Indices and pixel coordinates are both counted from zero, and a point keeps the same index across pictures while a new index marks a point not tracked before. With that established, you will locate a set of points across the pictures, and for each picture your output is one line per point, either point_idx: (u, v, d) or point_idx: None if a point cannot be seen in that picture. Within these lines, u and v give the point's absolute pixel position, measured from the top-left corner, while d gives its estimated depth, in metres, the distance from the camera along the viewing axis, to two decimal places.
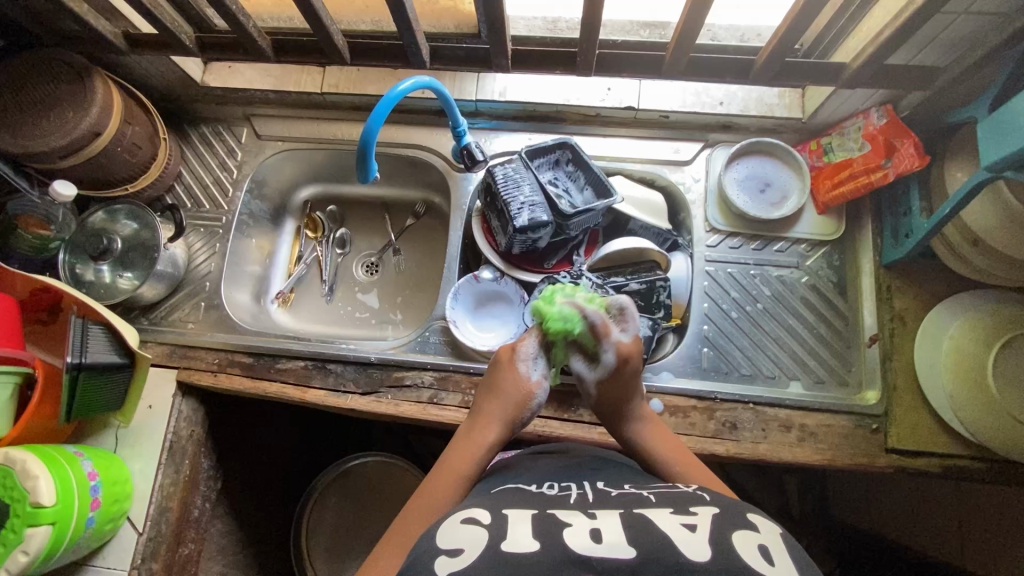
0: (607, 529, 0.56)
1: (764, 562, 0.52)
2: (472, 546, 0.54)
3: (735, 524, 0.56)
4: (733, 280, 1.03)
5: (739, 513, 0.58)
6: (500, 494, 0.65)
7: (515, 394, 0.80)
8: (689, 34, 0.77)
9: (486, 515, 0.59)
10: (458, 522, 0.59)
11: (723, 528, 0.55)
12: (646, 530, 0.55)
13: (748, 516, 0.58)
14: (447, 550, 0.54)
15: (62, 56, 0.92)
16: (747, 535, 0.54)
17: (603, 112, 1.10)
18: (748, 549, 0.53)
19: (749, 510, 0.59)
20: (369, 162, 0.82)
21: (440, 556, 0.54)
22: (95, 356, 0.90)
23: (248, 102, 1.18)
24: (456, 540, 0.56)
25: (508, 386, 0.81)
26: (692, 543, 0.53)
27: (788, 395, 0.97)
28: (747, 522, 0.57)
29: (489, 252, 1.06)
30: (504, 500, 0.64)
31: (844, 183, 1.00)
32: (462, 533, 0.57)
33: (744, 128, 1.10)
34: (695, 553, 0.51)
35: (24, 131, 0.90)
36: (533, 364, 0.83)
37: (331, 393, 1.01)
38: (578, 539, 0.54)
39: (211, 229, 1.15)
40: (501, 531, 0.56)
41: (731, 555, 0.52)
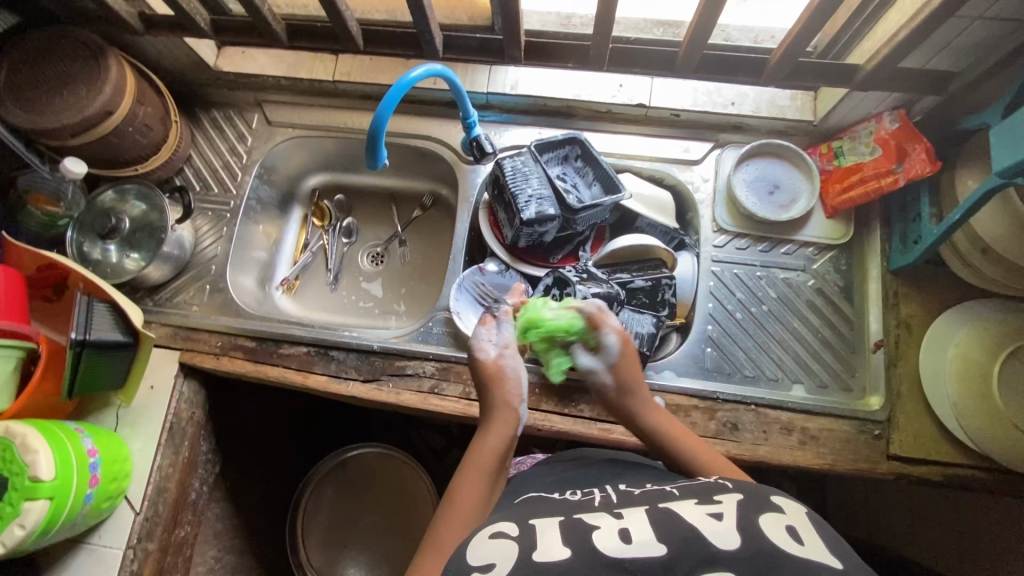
0: (635, 529, 0.55)
1: (794, 543, 0.52)
2: (503, 559, 0.54)
3: (762, 508, 0.56)
4: (739, 280, 1.03)
5: (765, 496, 0.58)
6: (524, 506, 0.64)
7: (499, 387, 0.80)
8: (703, 32, 0.77)
9: (514, 525, 0.58)
10: (486, 536, 0.57)
11: (749, 515, 0.55)
12: (674, 522, 0.55)
13: (774, 499, 0.58)
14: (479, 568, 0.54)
15: (76, 34, 0.93)
16: (775, 518, 0.55)
17: (614, 109, 1.10)
18: (779, 534, 0.53)
19: (772, 492, 0.60)
20: (380, 148, 0.82)
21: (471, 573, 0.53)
22: (99, 334, 0.90)
23: (259, 87, 1.18)
24: (488, 555, 0.55)
25: (492, 382, 0.81)
26: (721, 532, 0.53)
27: (791, 398, 0.96)
28: (772, 505, 0.57)
29: (495, 245, 1.06)
30: (528, 510, 0.62)
31: (853, 187, 0.99)
32: (490, 548, 0.56)
33: (755, 130, 1.09)
34: (724, 543, 0.52)
35: (38, 107, 0.90)
36: (501, 336, 0.84)
37: (332, 379, 1.01)
38: (608, 542, 0.54)
39: (219, 213, 1.15)
40: (530, 540, 0.55)
41: (761, 541, 0.52)
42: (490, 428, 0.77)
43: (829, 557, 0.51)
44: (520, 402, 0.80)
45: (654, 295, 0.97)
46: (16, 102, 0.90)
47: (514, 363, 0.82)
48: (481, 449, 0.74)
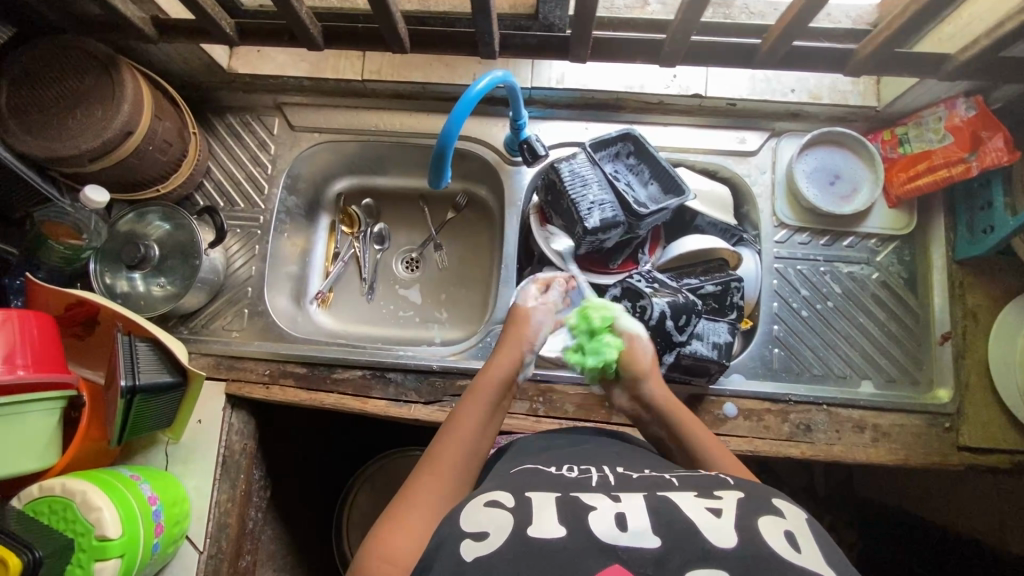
0: (630, 513, 0.54)
1: (791, 549, 0.50)
2: (496, 530, 0.52)
3: (760, 511, 0.54)
4: (803, 277, 1.00)
5: (765, 499, 0.57)
6: (519, 477, 0.63)
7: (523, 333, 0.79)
8: (799, 25, 0.71)
9: (510, 497, 0.57)
10: (481, 504, 0.56)
11: (749, 515, 0.53)
12: (673, 515, 0.53)
13: (774, 503, 0.57)
14: (472, 534, 0.52)
15: (82, 45, 0.82)
16: (774, 522, 0.53)
17: (666, 100, 1.04)
18: (777, 539, 0.51)
19: (774, 495, 0.58)
20: (445, 165, 0.78)
21: (465, 539, 0.52)
22: (147, 376, 0.84)
23: (278, 89, 1.08)
24: (481, 523, 0.54)
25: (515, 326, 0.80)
26: (719, 529, 0.51)
27: (860, 395, 0.95)
28: (771, 508, 0.55)
29: (551, 253, 1.01)
30: (524, 482, 0.61)
31: (921, 176, 0.96)
32: (485, 515, 0.54)
33: (813, 117, 1.04)
34: (723, 540, 0.50)
35: (50, 132, 0.81)
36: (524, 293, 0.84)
37: (392, 403, 0.97)
38: (603, 525, 0.52)
39: (248, 230, 1.07)
40: (526, 515, 0.54)
41: (758, 542, 0.50)
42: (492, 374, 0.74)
43: (823, 565, 0.50)
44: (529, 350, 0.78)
45: (723, 299, 0.94)
46: (25, 128, 0.80)
47: (543, 316, 0.81)
48: (477, 399, 0.71)
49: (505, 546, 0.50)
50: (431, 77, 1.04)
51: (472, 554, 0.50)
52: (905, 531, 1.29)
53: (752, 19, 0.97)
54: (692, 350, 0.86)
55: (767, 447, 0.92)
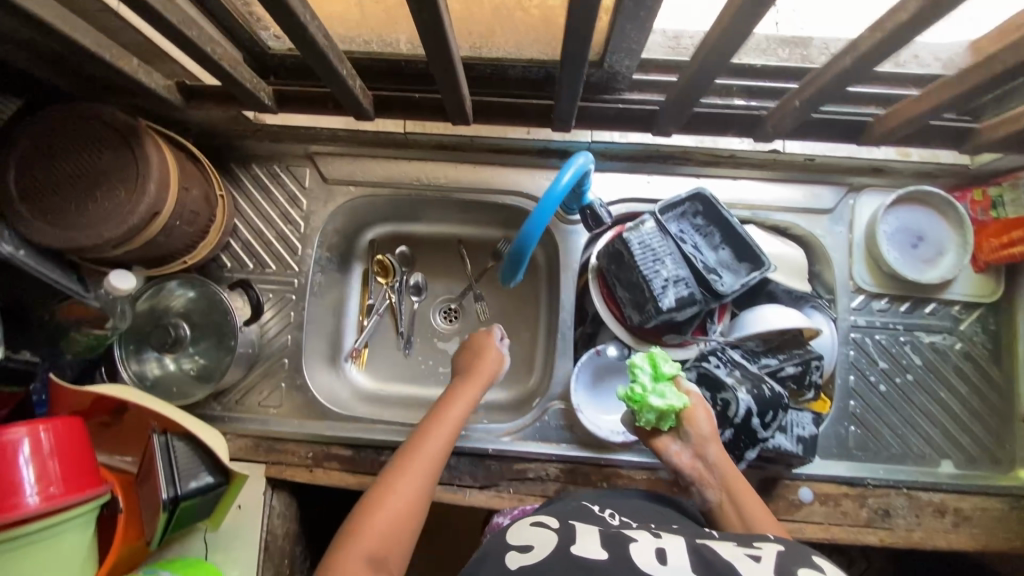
0: (671, 551, 0.54)
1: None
2: (542, 544, 0.56)
3: (801, 562, 0.52)
4: (881, 348, 0.94)
5: (807, 553, 0.54)
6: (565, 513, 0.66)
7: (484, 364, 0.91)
8: None
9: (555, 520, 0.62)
10: (527, 524, 0.62)
11: (789, 565, 0.51)
12: (714, 557, 0.53)
13: (816, 558, 0.53)
14: (517, 546, 0.56)
15: (99, 115, 0.72)
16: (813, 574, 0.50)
17: (738, 153, 0.95)
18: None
19: (812, 552, 0.55)
20: (521, 263, 0.72)
21: (510, 551, 0.56)
22: (187, 480, 0.77)
23: (309, 138, 0.98)
24: (526, 538, 0.58)
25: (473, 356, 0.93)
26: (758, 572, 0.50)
27: (941, 477, 0.91)
28: (812, 561, 0.52)
29: (613, 323, 0.94)
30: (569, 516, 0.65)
31: (1016, 245, 0.88)
32: (531, 532, 0.59)
33: (896, 172, 0.96)
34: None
35: (67, 218, 0.71)
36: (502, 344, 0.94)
37: (445, 488, 0.91)
38: (644, 555, 0.53)
39: (282, 294, 0.99)
40: (570, 536, 0.57)
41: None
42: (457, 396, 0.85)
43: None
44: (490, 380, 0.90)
45: (802, 379, 0.87)
46: (38, 214, 0.70)
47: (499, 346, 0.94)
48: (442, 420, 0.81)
49: (550, 556, 0.54)
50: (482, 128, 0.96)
51: (516, 562, 0.54)
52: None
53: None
54: (776, 445, 0.80)
55: (846, 535, 0.87)
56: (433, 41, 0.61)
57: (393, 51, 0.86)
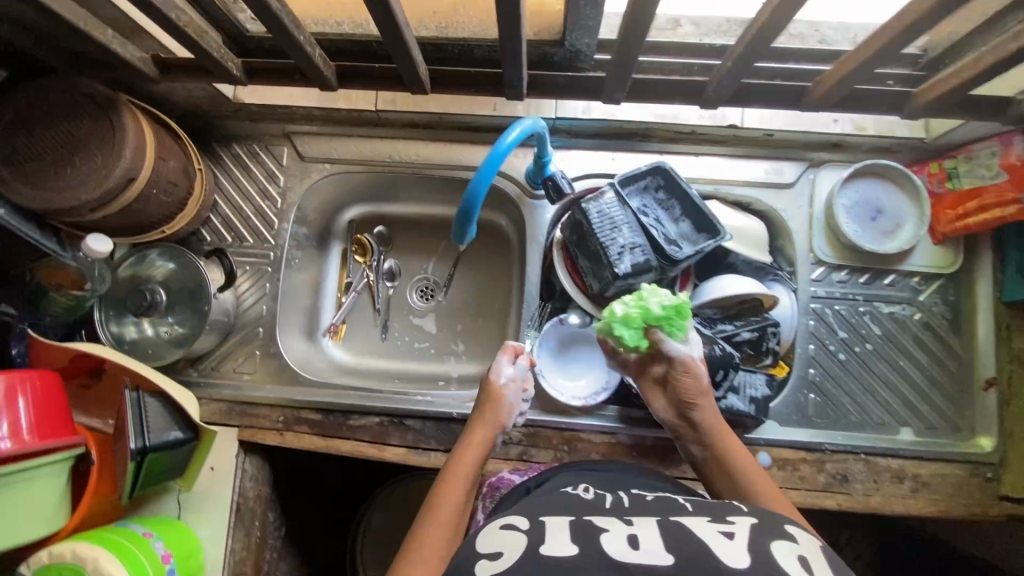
0: (642, 535, 0.56)
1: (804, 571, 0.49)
2: (510, 547, 0.57)
3: (775, 535, 0.54)
4: (842, 318, 0.96)
5: (779, 524, 0.57)
6: (537, 500, 0.68)
7: (491, 409, 0.82)
8: (857, 73, 0.66)
9: (524, 519, 0.61)
10: (497, 526, 0.62)
11: (762, 537, 0.54)
12: (682, 537, 0.54)
13: (789, 528, 0.56)
14: (487, 554, 0.57)
15: (77, 86, 0.77)
16: (787, 546, 0.52)
17: (698, 129, 0.97)
18: (789, 562, 0.50)
19: (788, 521, 0.58)
20: (470, 223, 0.74)
21: (480, 559, 0.56)
22: (157, 435, 0.81)
23: (287, 117, 1.03)
24: (495, 543, 0.58)
25: (488, 407, 0.82)
26: (728, 548, 0.52)
27: (900, 443, 0.92)
28: (786, 533, 0.55)
29: (575, 292, 0.97)
30: (540, 505, 0.66)
31: (971, 215, 0.90)
32: (500, 537, 0.59)
33: (855, 147, 0.98)
34: (733, 559, 0.50)
35: (47, 182, 0.75)
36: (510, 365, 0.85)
37: (411, 451, 0.94)
38: (614, 545, 0.54)
39: (258, 267, 1.03)
40: (539, 536, 0.58)
41: (771, 564, 0.49)
42: (479, 423, 0.81)
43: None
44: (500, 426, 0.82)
45: (758, 345, 0.89)
46: (17, 176, 0.75)
47: (515, 398, 0.84)
48: (467, 449, 0.78)
49: (518, 563, 0.54)
50: (450, 105, 0.99)
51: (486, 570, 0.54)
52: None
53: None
54: (728, 405, 0.83)
55: (802, 498, 0.88)
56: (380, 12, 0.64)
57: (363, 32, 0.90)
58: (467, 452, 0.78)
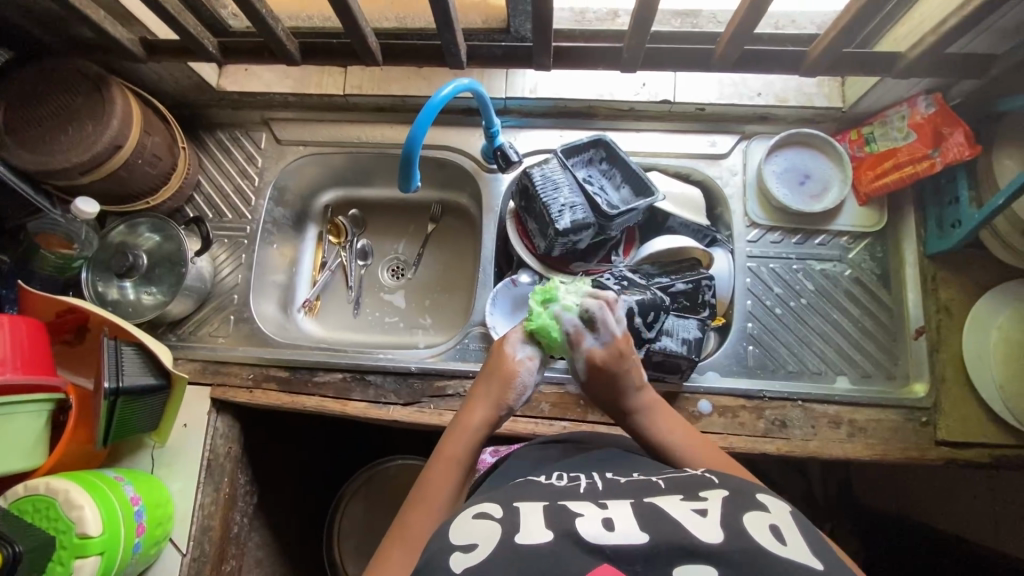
0: (619, 518, 0.53)
1: (775, 540, 0.49)
2: (486, 540, 0.52)
3: (745, 507, 0.54)
4: (776, 276, 1.02)
5: (749, 494, 0.55)
6: (510, 488, 0.62)
7: (497, 388, 0.76)
8: (745, 30, 0.76)
9: (498, 507, 0.56)
10: (470, 516, 0.56)
11: (734, 511, 0.53)
12: (658, 517, 0.52)
13: (759, 498, 0.56)
14: (461, 546, 0.52)
15: (74, 66, 0.88)
16: (758, 517, 0.52)
17: (636, 107, 1.06)
18: (761, 532, 0.50)
19: (758, 491, 0.57)
20: (413, 169, 0.81)
21: (453, 552, 0.52)
22: (131, 379, 0.87)
23: (266, 105, 1.14)
24: (470, 534, 0.53)
25: (496, 386, 0.76)
26: (703, 526, 0.50)
27: (836, 390, 0.96)
28: (756, 503, 0.54)
29: (526, 255, 1.05)
30: (514, 492, 0.60)
31: (887, 174, 0.98)
32: (474, 527, 0.54)
33: (782, 119, 1.07)
34: (707, 535, 0.49)
35: (43, 147, 0.86)
36: (521, 345, 0.78)
37: (371, 405, 0.99)
38: (590, 527, 0.51)
39: (235, 240, 1.11)
40: (513, 523, 0.53)
41: (744, 537, 0.49)
42: (481, 401, 0.75)
43: (811, 558, 0.48)
44: (505, 406, 0.76)
45: (694, 297, 0.95)
46: (18, 143, 0.86)
47: (527, 376, 0.77)
48: (467, 428, 0.74)
49: (493, 557, 0.50)
50: (411, 90, 1.10)
51: (460, 566, 0.50)
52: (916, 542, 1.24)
53: (719, 29, 0.96)
54: (662, 347, 0.90)
55: (743, 443, 0.92)
56: None
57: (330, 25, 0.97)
58: (465, 430, 0.73)
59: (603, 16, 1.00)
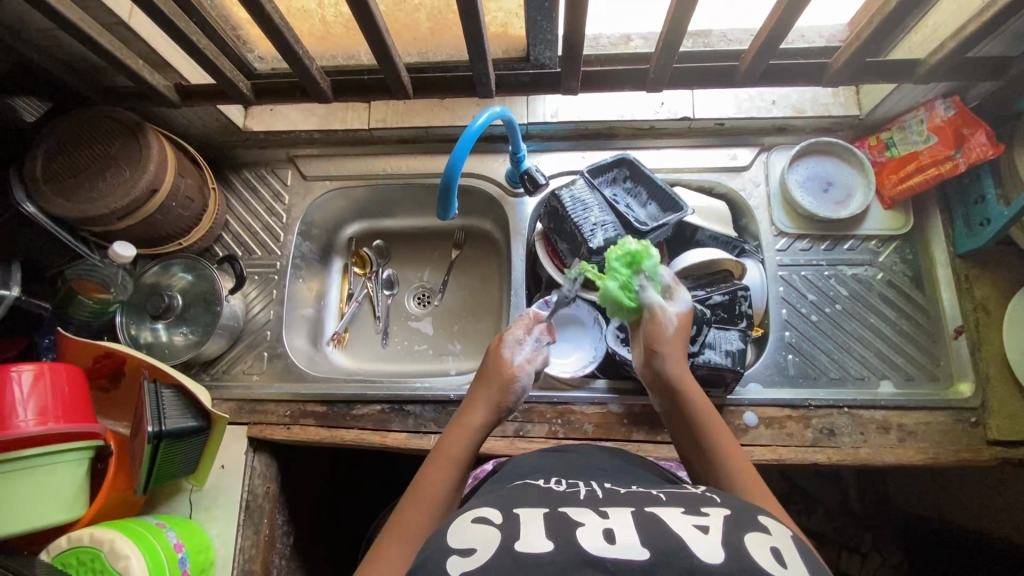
0: (619, 529, 0.51)
1: (776, 563, 0.48)
2: (484, 545, 0.51)
3: (747, 527, 0.52)
4: (809, 282, 1.02)
5: (752, 516, 0.54)
6: (511, 492, 0.61)
7: (497, 390, 0.79)
8: (768, 46, 0.78)
9: (498, 513, 0.55)
10: (469, 519, 0.55)
11: (735, 531, 0.51)
12: (658, 529, 0.51)
13: (762, 520, 0.54)
14: (459, 550, 0.51)
15: (108, 114, 0.90)
16: (758, 538, 0.51)
17: (656, 125, 1.08)
18: (762, 554, 0.49)
19: (761, 512, 0.56)
20: (451, 197, 0.83)
21: (451, 556, 0.51)
22: (172, 422, 0.86)
23: (291, 143, 1.16)
24: (467, 539, 0.52)
25: (495, 385, 0.79)
26: (704, 543, 0.49)
27: (881, 395, 0.95)
28: (758, 524, 0.53)
29: (558, 276, 1.05)
30: (514, 496, 0.59)
31: (911, 176, 0.99)
32: (473, 531, 0.53)
33: (799, 130, 1.09)
34: (707, 554, 0.47)
35: (81, 194, 0.87)
36: (519, 347, 0.84)
37: (412, 435, 0.98)
38: (590, 539, 0.50)
39: (266, 276, 1.12)
40: (513, 529, 0.52)
41: (744, 558, 0.48)
42: (478, 399, 0.78)
43: None
44: (504, 406, 0.79)
45: (732, 308, 0.94)
46: (56, 191, 0.87)
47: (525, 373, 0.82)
48: (466, 427, 0.75)
49: None
50: (433, 120, 1.12)
51: (459, 570, 0.49)
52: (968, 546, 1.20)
53: (733, 46, 0.99)
54: (706, 360, 0.89)
55: (792, 454, 0.90)
56: (365, 25, 0.76)
57: (356, 63, 0.97)
58: (469, 428, 0.75)
59: (619, 41, 1.04)
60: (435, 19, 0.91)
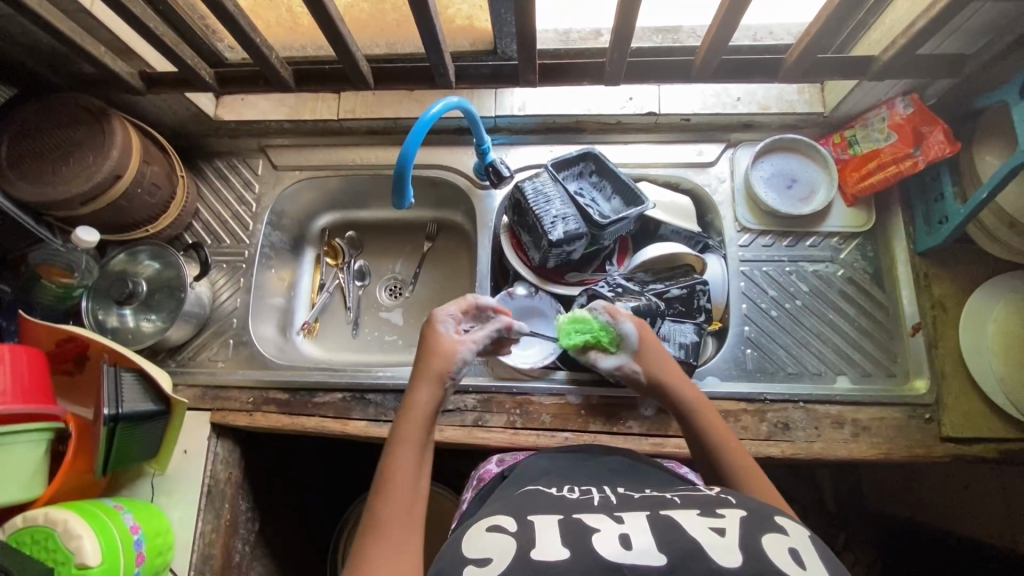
0: (635, 534, 0.52)
1: (795, 563, 0.48)
2: (501, 553, 0.51)
3: (763, 528, 0.52)
4: (770, 278, 1.03)
5: (768, 516, 0.54)
6: (524, 500, 0.62)
7: (441, 365, 0.80)
8: (721, 41, 0.78)
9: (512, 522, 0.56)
10: (484, 529, 0.56)
11: (751, 533, 0.51)
12: (675, 533, 0.51)
13: (779, 520, 0.54)
14: (475, 559, 0.52)
15: (74, 101, 0.91)
16: (776, 539, 0.51)
17: (623, 119, 1.09)
18: (779, 554, 0.49)
19: (777, 512, 0.56)
20: (405, 186, 0.83)
21: (468, 564, 0.51)
22: (131, 405, 0.87)
23: (262, 133, 1.17)
24: (484, 549, 0.53)
25: (438, 361, 0.80)
26: (721, 546, 0.50)
27: (837, 390, 0.95)
28: (774, 524, 0.53)
29: (522, 268, 1.06)
30: (528, 505, 0.60)
31: (872, 174, 1.00)
32: (488, 541, 0.54)
33: (765, 127, 1.09)
34: (726, 558, 0.48)
35: (44, 179, 0.88)
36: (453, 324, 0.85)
37: (371, 423, 0.99)
38: (607, 546, 0.51)
39: (234, 264, 1.13)
40: (530, 538, 0.53)
41: (761, 559, 0.48)
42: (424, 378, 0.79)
43: None
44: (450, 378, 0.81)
45: (689, 302, 0.95)
46: (21, 177, 0.88)
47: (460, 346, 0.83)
48: (414, 408, 0.76)
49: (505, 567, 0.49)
50: (402, 112, 1.13)
51: None
52: (934, 545, 1.20)
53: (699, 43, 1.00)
54: None
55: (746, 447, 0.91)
56: (321, 15, 0.77)
57: (326, 54, 0.99)
58: (414, 410, 0.76)
59: (587, 35, 1.04)
60: (399, 11, 0.92)
